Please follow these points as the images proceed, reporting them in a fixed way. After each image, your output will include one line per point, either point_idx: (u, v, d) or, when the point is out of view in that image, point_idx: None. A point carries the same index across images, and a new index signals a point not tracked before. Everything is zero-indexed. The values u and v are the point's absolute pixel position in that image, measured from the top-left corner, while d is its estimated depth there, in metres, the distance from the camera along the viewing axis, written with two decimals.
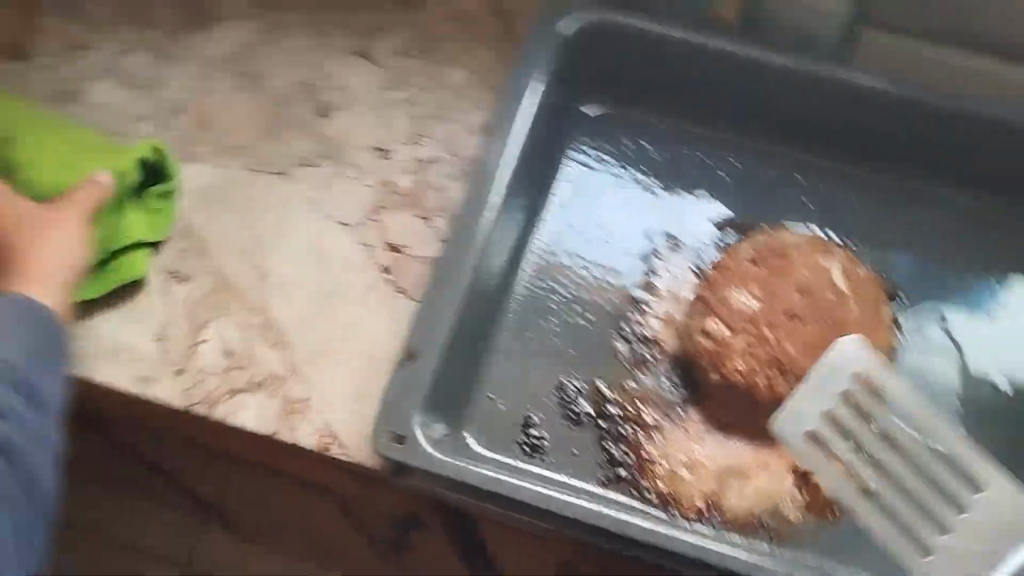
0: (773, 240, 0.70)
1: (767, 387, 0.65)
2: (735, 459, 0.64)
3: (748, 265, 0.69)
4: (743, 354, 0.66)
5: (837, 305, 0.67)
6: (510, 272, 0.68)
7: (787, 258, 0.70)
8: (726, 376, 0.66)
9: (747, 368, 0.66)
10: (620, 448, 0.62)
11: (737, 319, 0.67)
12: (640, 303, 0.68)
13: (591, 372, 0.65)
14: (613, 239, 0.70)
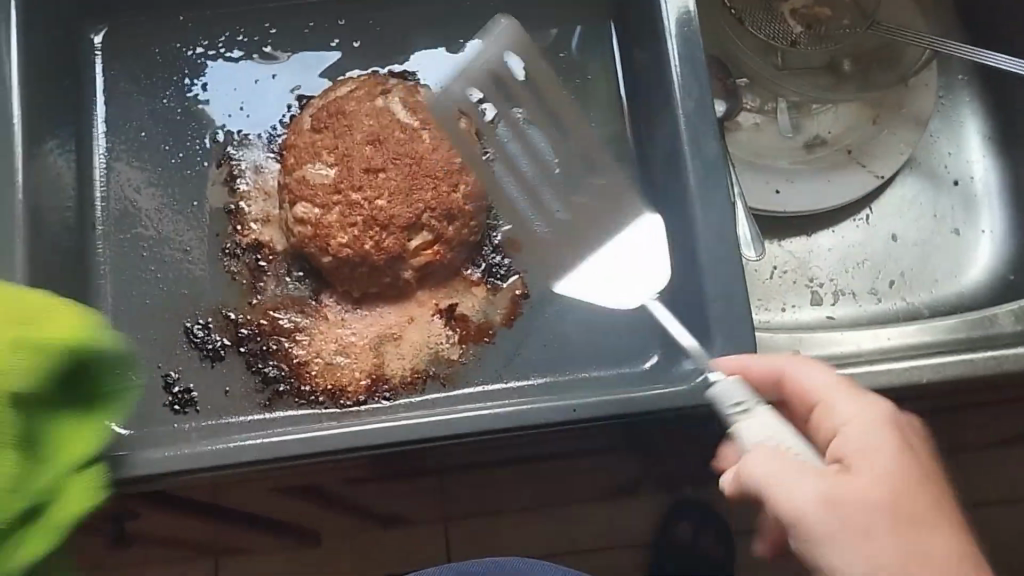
0: (365, 107, 0.68)
1: (360, 262, 0.66)
2: (356, 352, 0.66)
3: (357, 134, 0.67)
4: (345, 228, 0.65)
5: (449, 202, 0.66)
6: (96, 215, 0.68)
7: (386, 146, 0.67)
8: (336, 258, 0.65)
9: (351, 250, 0.65)
10: (256, 369, 0.65)
11: (329, 199, 0.66)
12: (231, 207, 0.69)
13: (202, 336, 0.66)
14: (190, 153, 0.70)
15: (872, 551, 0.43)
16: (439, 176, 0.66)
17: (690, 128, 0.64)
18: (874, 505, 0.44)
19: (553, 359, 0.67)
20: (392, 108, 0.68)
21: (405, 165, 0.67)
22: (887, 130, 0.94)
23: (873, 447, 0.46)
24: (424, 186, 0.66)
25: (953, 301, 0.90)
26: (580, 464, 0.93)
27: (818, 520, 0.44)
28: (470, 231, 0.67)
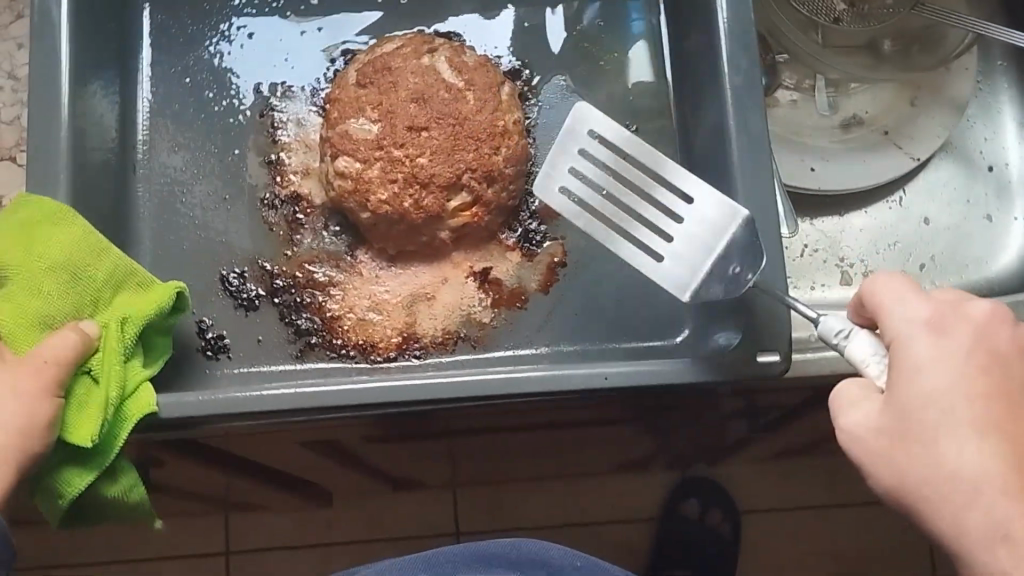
0: (411, 65, 0.66)
1: (398, 219, 0.65)
2: (390, 313, 0.67)
3: (401, 92, 0.66)
4: (386, 184, 0.65)
5: (491, 164, 0.65)
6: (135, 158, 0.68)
7: (430, 105, 0.65)
8: (375, 215, 0.65)
9: (391, 208, 0.65)
10: (289, 320, 0.66)
11: (371, 155, 0.65)
12: (274, 158, 0.69)
13: (235, 284, 0.67)
14: (232, 100, 0.70)
15: (978, 454, 0.45)
16: (482, 137, 0.65)
17: (736, 103, 0.63)
18: (990, 416, 0.46)
19: (583, 326, 0.67)
20: (438, 67, 0.67)
21: (448, 125, 0.65)
22: (925, 111, 0.93)
23: (1006, 365, 0.48)
24: (466, 146, 0.65)
25: (980, 288, 0.90)
26: (600, 434, 0.93)
27: (936, 404, 0.46)
28: (509, 193, 0.67)
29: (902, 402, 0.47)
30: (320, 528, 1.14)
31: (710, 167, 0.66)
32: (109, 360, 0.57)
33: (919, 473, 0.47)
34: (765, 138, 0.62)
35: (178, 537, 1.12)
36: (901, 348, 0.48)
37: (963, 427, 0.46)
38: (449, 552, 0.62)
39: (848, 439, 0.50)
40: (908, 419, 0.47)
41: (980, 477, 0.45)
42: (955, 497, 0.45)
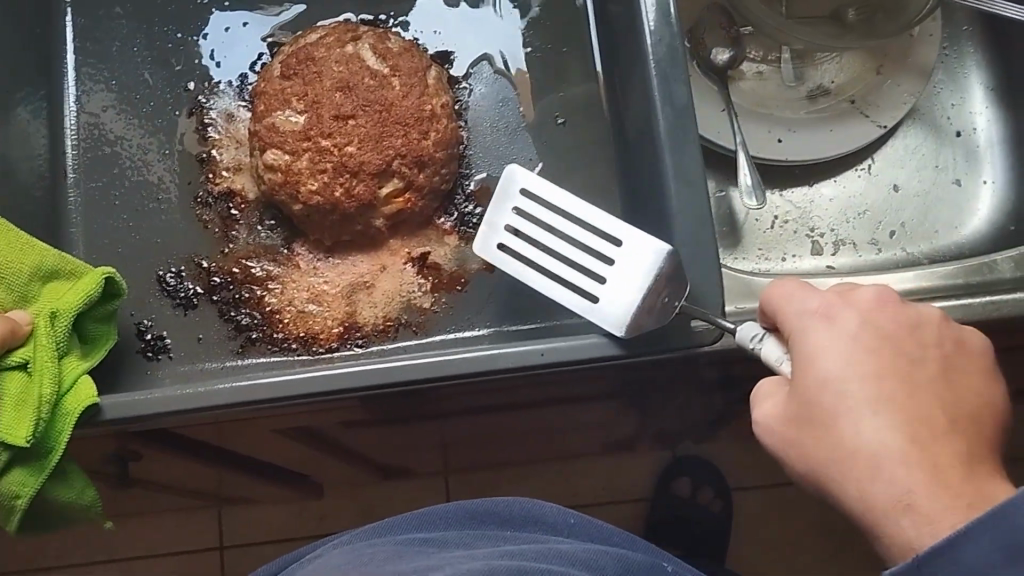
0: (335, 54, 0.68)
1: (331, 211, 0.66)
2: (330, 303, 0.68)
3: (326, 82, 0.67)
4: (315, 175, 0.66)
5: (419, 150, 0.66)
6: (69, 166, 0.71)
7: (355, 93, 0.67)
8: (306, 206, 0.66)
9: (321, 198, 0.66)
10: (228, 315, 0.68)
11: (299, 146, 0.66)
12: (205, 155, 0.71)
13: (173, 285, 0.68)
14: (158, 103, 0.72)
15: (876, 431, 0.46)
16: (409, 123, 0.66)
17: (661, 79, 0.63)
18: (885, 392, 0.46)
19: (519, 306, 0.68)
20: (363, 55, 0.68)
21: (375, 113, 0.66)
22: (891, 80, 0.90)
23: (898, 342, 0.48)
24: (394, 132, 0.66)
25: (953, 253, 0.88)
26: (575, 419, 0.93)
27: (831, 386, 0.47)
28: (440, 177, 0.68)
29: (801, 388, 0.49)
30: (312, 522, 1.15)
31: (640, 145, 0.66)
32: (41, 356, 0.58)
33: (825, 455, 0.48)
34: (691, 111, 0.62)
35: (175, 534, 1.14)
36: (797, 338, 0.50)
37: (861, 405, 0.47)
38: (441, 510, 0.67)
39: (765, 432, 0.51)
40: (809, 405, 0.48)
41: (881, 451, 0.45)
42: (860, 471, 0.46)
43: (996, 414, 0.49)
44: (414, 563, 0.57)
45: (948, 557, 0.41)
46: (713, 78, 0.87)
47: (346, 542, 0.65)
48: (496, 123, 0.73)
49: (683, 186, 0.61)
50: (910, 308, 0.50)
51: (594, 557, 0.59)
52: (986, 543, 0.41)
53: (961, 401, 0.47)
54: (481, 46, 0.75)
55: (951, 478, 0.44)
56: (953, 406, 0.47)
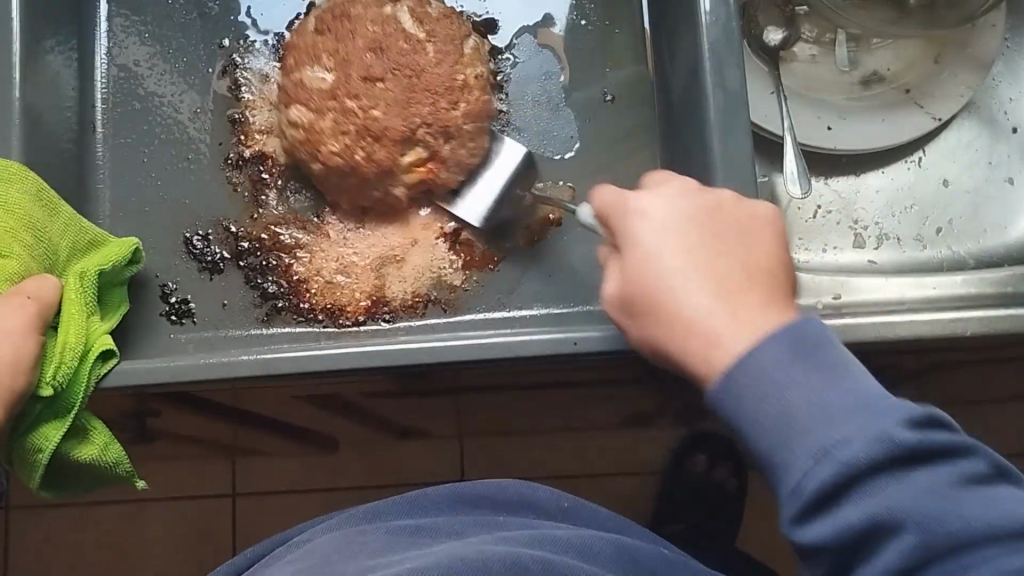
0: (371, 13, 0.66)
1: (349, 172, 0.65)
2: (355, 275, 0.67)
3: (358, 40, 0.66)
4: (337, 137, 0.64)
5: (447, 119, 0.65)
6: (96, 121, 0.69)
7: (387, 55, 0.65)
8: (326, 166, 0.65)
9: (341, 159, 0.64)
10: (255, 282, 0.67)
11: (324, 105, 0.65)
12: (237, 117, 0.69)
13: (196, 249, 0.67)
14: (191, 59, 0.70)
15: (692, 294, 0.48)
16: (438, 91, 0.65)
17: (714, 62, 0.60)
18: (693, 257, 0.49)
19: (554, 291, 0.67)
20: (400, 17, 0.67)
21: (405, 77, 0.65)
22: (949, 70, 0.86)
23: (701, 215, 0.51)
24: (422, 100, 0.65)
25: (1003, 253, 0.85)
26: (597, 396, 0.91)
27: (650, 263, 0.50)
28: (468, 150, 0.66)
29: (632, 270, 0.51)
30: (326, 475, 1.14)
31: (688, 129, 0.64)
32: (73, 311, 0.59)
33: (664, 326, 0.49)
34: (742, 100, 0.60)
35: (187, 480, 1.13)
36: (621, 226, 0.52)
37: (678, 275, 0.49)
38: (436, 493, 0.67)
39: (615, 314, 0.53)
40: (637, 285, 0.50)
41: (695, 307, 0.48)
42: (684, 336, 0.48)
43: (789, 278, 0.51)
44: (405, 553, 0.55)
45: (745, 369, 0.44)
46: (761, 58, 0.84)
47: (333, 529, 0.63)
48: (538, 99, 0.71)
49: (730, 181, 0.59)
50: (716, 192, 0.53)
51: (588, 543, 0.59)
52: (773, 350, 0.44)
53: (756, 259, 0.50)
54: (525, 17, 0.72)
55: (748, 317, 0.46)
56: (750, 263, 0.50)
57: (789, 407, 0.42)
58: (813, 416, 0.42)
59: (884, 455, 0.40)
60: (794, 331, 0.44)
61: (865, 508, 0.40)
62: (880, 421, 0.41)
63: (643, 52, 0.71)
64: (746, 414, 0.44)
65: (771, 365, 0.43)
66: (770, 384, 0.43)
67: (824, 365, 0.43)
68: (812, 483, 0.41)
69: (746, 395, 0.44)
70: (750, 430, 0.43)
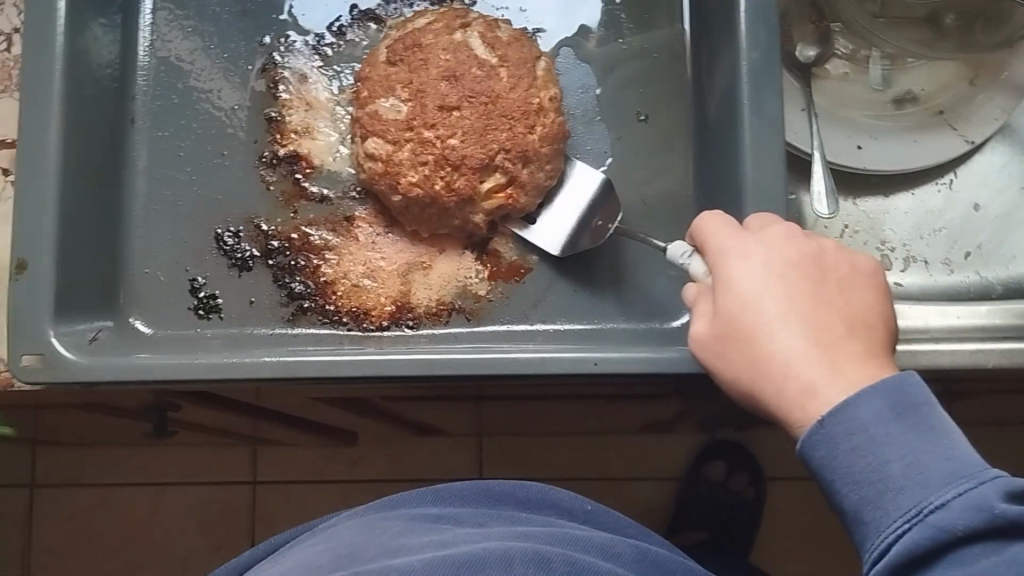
0: (443, 41, 0.66)
1: (430, 204, 0.65)
2: (382, 279, 0.68)
3: (432, 70, 0.66)
4: (416, 167, 0.65)
5: (524, 144, 0.65)
6: (135, 111, 0.70)
7: (462, 84, 0.65)
8: (406, 199, 0.65)
9: (422, 191, 0.65)
10: (283, 282, 0.67)
11: (401, 136, 0.65)
12: (272, 116, 0.70)
13: (225, 245, 0.68)
14: (230, 55, 0.70)
15: (791, 339, 0.51)
16: (515, 116, 0.65)
17: (752, 84, 0.60)
18: (789, 303, 0.52)
19: (579, 306, 0.68)
20: (470, 43, 0.67)
21: (480, 104, 0.65)
22: (985, 93, 0.86)
23: (802, 263, 0.53)
24: (499, 126, 0.65)
25: None
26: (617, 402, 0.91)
27: (747, 305, 0.52)
28: (545, 174, 0.66)
29: (723, 312, 0.53)
30: (344, 466, 1.14)
31: (721, 148, 0.64)
32: None
33: (753, 372, 0.52)
34: (779, 123, 0.59)
35: (207, 465, 1.14)
36: (718, 268, 0.55)
37: (770, 320, 0.51)
38: (459, 485, 0.66)
39: (698, 347, 0.55)
40: (731, 323, 0.53)
41: (788, 354, 0.50)
42: (775, 378, 0.51)
43: (889, 331, 0.53)
44: (426, 538, 0.56)
45: (842, 415, 0.47)
46: (795, 74, 0.84)
47: (354, 516, 0.64)
48: (577, 111, 0.72)
49: (761, 205, 0.59)
50: (818, 241, 0.55)
51: (608, 544, 0.59)
52: (876, 402, 0.46)
53: (854, 309, 0.52)
54: (565, 27, 0.72)
55: (845, 370, 0.49)
56: (852, 316, 0.52)
57: (883, 464, 0.45)
58: (909, 478, 0.44)
59: (985, 526, 0.41)
60: (897, 386, 0.46)
61: (957, 572, 0.41)
62: (981, 484, 0.42)
63: (681, 65, 0.71)
64: (839, 465, 0.46)
65: (869, 421, 0.46)
66: (869, 437, 0.46)
67: (926, 427, 0.45)
68: (903, 541, 0.43)
69: (843, 447, 0.46)
70: (846, 486, 0.46)
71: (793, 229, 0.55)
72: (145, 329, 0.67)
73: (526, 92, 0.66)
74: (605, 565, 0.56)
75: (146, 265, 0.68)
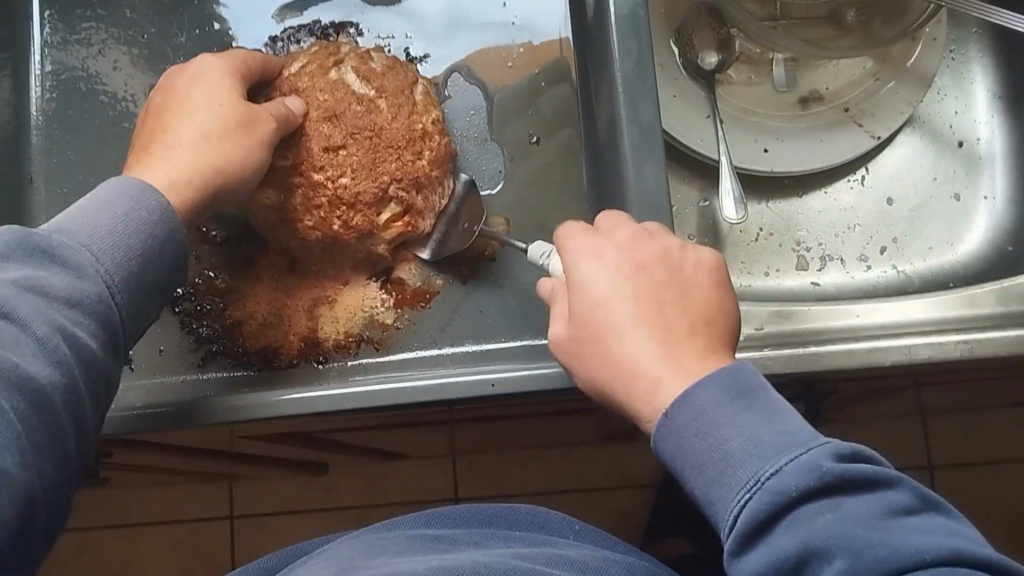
0: (319, 82, 0.68)
1: (330, 242, 0.67)
2: (282, 315, 0.68)
3: (313, 113, 0.66)
4: (310, 211, 0.66)
5: (414, 172, 0.67)
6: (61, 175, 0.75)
7: (343, 121, 0.67)
8: (306, 241, 0.67)
9: (320, 233, 0.66)
10: (190, 327, 0.68)
11: (291, 183, 0.66)
12: None
13: None
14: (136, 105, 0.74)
15: (637, 340, 0.52)
16: (399, 145, 0.67)
17: (628, 97, 0.62)
18: (635, 307, 0.53)
19: (488, 327, 0.70)
20: (347, 79, 0.69)
21: (365, 140, 0.67)
22: (890, 88, 0.87)
23: (647, 264, 0.54)
24: (387, 157, 0.67)
25: (951, 271, 0.86)
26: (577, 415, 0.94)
27: (599, 308, 0.53)
28: (437, 196, 0.69)
29: (576, 315, 0.54)
30: (320, 493, 1.17)
31: (610, 161, 0.66)
32: None
33: (606, 373, 0.53)
34: (657, 133, 0.61)
35: (177, 502, 1.17)
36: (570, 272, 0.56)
37: (621, 323, 0.53)
38: (452, 510, 0.66)
39: (555, 345, 0.56)
40: (585, 325, 0.54)
41: (639, 357, 0.51)
42: (625, 377, 0.52)
43: (729, 324, 0.55)
44: (427, 556, 0.56)
45: (683, 408, 0.48)
46: (698, 80, 0.86)
47: (353, 535, 0.64)
48: (470, 130, 0.75)
49: (645, 216, 0.61)
50: (663, 239, 0.56)
51: (602, 566, 0.58)
52: (713, 391, 0.48)
53: (696, 305, 0.54)
54: (450, 51, 0.77)
55: (688, 367, 0.51)
56: (692, 314, 0.53)
57: (722, 443, 0.46)
58: (743, 451, 0.46)
59: (817, 485, 0.43)
60: (730, 373, 0.48)
61: (800, 529, 0.43)
62: (810, 449, 0.44)
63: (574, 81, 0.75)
64: (685, 452, 0.48)
65: (706, 407, 0.48)
66: (708, 421, 0.47)
67: (760, 407, 0.47)
68: (748, 511, 0.44)
69: (687, 433, 0.48)
70: (691, 470, 0.47)
71: (641, 229, 0.56)
72: None
73: (408, 120, 0.68)
74: None
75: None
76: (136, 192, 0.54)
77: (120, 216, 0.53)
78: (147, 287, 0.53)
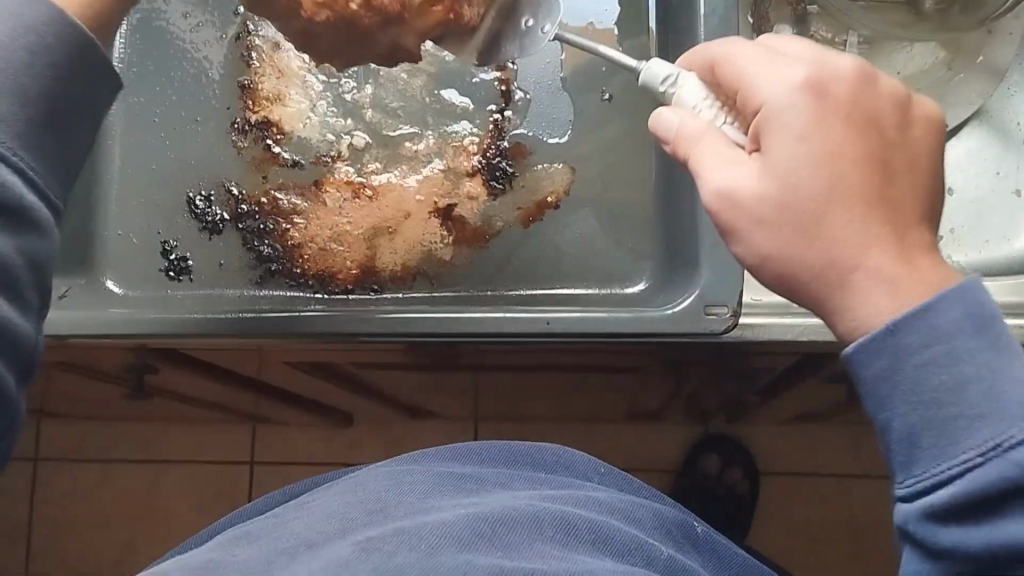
0: None
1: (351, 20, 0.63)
2: (342, 241, 0.70)
3: None
4: None
5: None
6: None
7: None
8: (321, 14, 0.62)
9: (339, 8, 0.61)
10: (253, 245, 0.70)
11: None
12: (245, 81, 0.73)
13: (191, 211, 0.71)
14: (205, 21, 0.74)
15: (857, 222, 0.45)
16: None
17: None
18: (861, 184, 0.45)
19: (543, 270, 0.70)
20: None
21: None
22: (961, 78, 0.87)
23: (877, 122, 0.47)
24: None
25: (1005, 262, 0.83)
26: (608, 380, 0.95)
27: (811, 179, 0.45)
28: None
29: (772, 166, 0.46)
30: (345, 446, 1.23)
31: None
32: None
33: (807, 253, 0.45)
34: None
35: (211, 444, 1.25)
36: (774, 112, 0.47)
37: (840, 202, 0.45)
38: (476, 445, 0.66)
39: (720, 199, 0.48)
40: (796, 196, 0.45)
41: (859, 243, 0.44)
42: (836, 265, 0.45)
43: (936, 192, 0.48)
44: (457, 498, 0.55)
45: (922, 320, 0.43)
46: None
47: (378, 464, 0.63)
48: None
49: None
50: (875, 84, 0.48)
51: (631, 509, 0.58)
52: (956, 311, 0.43)
53: (920, 167, 0.47)
54: None
55: (921, 265, 0.45)
56: (911, 178, 0.47)
57: (960, 382, 0.42)
58: (986, 402, 0.41)
59: None
60: (975, 296, 0.43)
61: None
62: None
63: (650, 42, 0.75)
64: (904, 377, 0.43)
65: (946, 331, 0.43)
66: (945, 350, 0.42)
67: (1002, 348, 0.42)
68: (973, 475, 0.41)
69: (910, 360, 0.43)
70: (906, 402, 0.43)
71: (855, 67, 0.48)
72: (116, 288, 0.70)
73: None
74: (625, 527, 0.55)
75: (120, 228, 0.71)
76: (15, 5, 0.49)
77: (2, 42, 0.48)
78: (52, 115, 0.50)
